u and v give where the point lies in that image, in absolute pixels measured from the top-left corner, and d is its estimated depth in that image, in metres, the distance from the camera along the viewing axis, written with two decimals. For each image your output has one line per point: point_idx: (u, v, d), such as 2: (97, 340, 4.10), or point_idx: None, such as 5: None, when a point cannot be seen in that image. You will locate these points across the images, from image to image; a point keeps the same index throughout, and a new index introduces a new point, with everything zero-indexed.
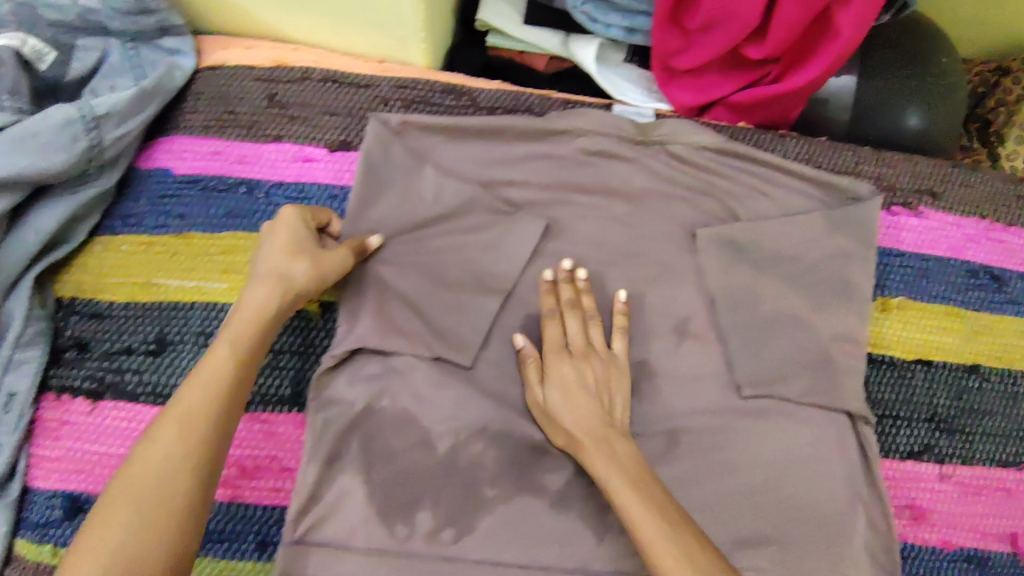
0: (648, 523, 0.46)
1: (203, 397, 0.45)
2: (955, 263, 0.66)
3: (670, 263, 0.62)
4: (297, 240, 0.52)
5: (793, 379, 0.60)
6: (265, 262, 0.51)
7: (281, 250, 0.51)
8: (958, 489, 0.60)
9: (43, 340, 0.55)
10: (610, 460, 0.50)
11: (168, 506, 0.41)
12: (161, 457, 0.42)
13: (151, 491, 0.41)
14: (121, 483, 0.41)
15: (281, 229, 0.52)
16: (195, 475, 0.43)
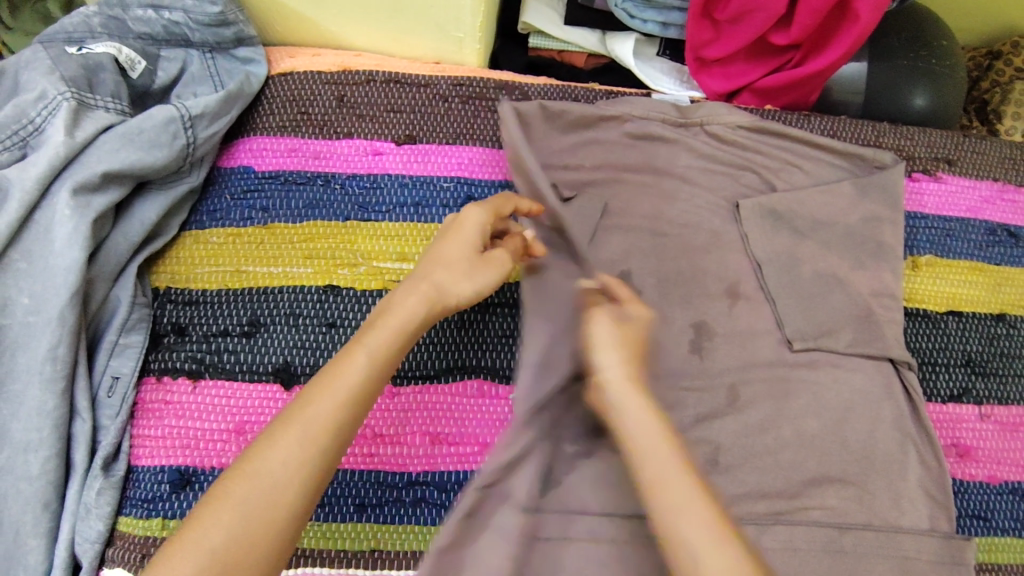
0: (692, 514, 0.41)
1: (330, 407, 0.44)
2: (974, 223, 0.72)
3: (717, 233, 0.68)
4: (473, 247, 0.52)
5: (840, 332, 0.65)
6: (436, 267, 0.51)
7: (462, 257, 0.52)
8: (998, 428, 0.65)
9: (145, 326, 0.59)
10: (638, 429, 0.45)
11: (278, 508, 0.41)
12: (282, 461, 0.42)
13: (266, 493, 0.41)
14: (237, 477, 0.41)
15: (457, 232, 0.52)
16: (309, 483, 0.42)
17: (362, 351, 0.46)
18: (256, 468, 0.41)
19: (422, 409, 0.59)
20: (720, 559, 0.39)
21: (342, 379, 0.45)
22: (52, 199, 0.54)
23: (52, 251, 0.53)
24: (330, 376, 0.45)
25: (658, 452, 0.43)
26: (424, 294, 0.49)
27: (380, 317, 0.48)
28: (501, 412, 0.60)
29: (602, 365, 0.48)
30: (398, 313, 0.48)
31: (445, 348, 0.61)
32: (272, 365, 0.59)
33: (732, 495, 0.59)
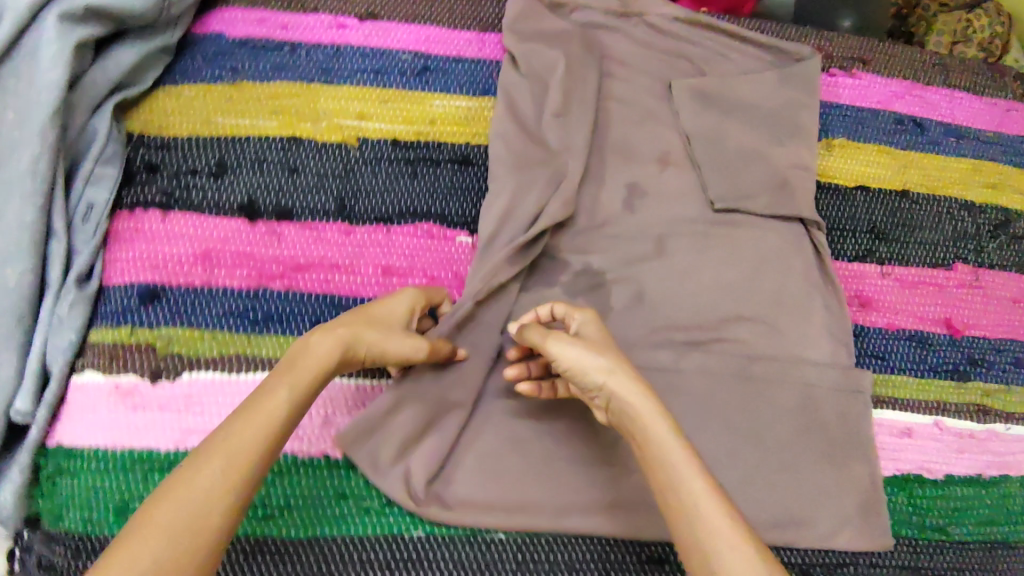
0: (703, 504, 0.46)
1: (255, 435, 0.44)
2: (884, 114, 0.79)
3: (653, 108, 0.74)
4: (396, 311, 0.55)
5: (759, 196, 0.72)
6: (353, 316, 0.53)
7: (376, 319, 0.53)
8: (898, 284, 0.72)
9: (118, 161, 0.63)
10: (671, 469, 0.48)
11: (198, 538, 0.40)
12: (210, 481, 0.42)
13: (189, 520, 0.40)
14: (153, 512, 0.40)
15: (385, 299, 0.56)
16: (229, 510, 0.42)
17: (285, 387, 0.47)
18: (177, 500, 0.41)
19: (374, 245, 0.65)
20: (736, 553, 0.44)
21: (265, 410, 0.45)
22: (38, 27, 0.60)
23: (37, 71, 0.59)
24: (254, 407, 0.46)
25: (665, 459, 0.48)
26: (340, 333, 0.51)
27: (302, 356, 0.49)
28: (447, 249, 0.66)
29: (595, 385, 0.52)
30: (317, 353, 0.49)
31: (398, 195, 0.67)
32: (237, 202, 0.64)
33: (655, 326, 0.66)
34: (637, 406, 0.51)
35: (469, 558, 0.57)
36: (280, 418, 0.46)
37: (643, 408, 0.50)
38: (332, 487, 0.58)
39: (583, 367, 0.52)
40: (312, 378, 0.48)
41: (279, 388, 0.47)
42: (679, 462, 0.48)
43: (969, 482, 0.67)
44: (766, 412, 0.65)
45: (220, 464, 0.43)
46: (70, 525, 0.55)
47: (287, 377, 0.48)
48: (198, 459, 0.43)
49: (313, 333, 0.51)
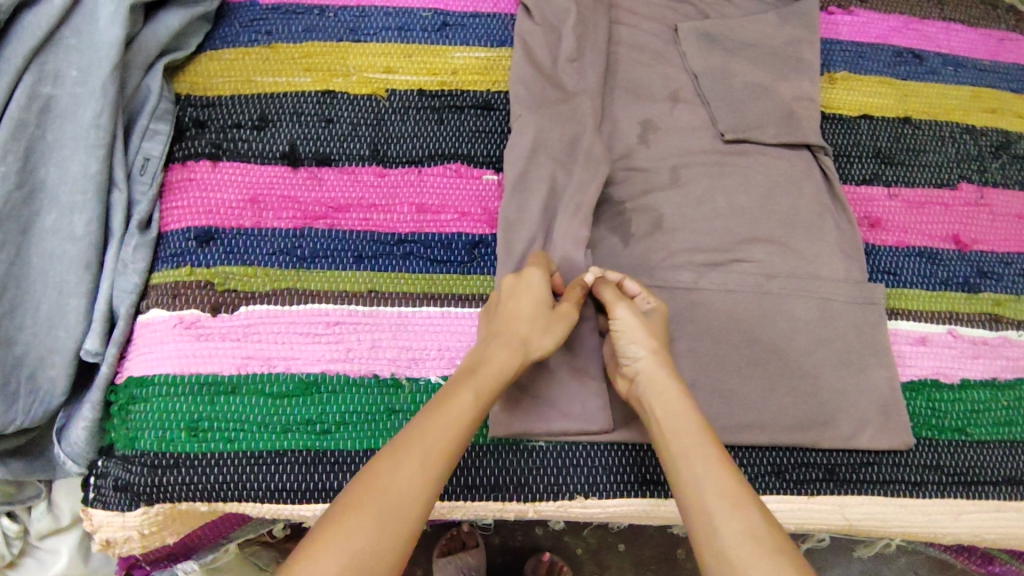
0: (699, 456, 0.51)
1: (442, 438, 0.49)
2: (884, 47, 0.83)
3: (661, 51, 0.78)
4: (541, 304, 0.58)
5: (767, 126, 0.75)
6: (514, 326, 0.57)
7: (528, 312, 0.58)
8: (905, 205, 0.76)
9: (169, 118, 0.69)
10: (676, 420, 0.53)
11: (401, 528, 0.44)
12: (403, 482, 0.46)
13: (394, 508, 0.45)
14: (357, 500, 0.44)
15: (521, 297, 0.59)
16: (428, 502, 0.47)
17: (469, 391, 0.52)
18: (381, 493, 0.45)
19: (408, 185, 0.69)
20: (712, 477, 0.49)
21: (453, 414, 0.50)
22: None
23: (97, 32, 0.65)
24: (444, 408, 0.51)
25: (675, 415, 0.54)
26: (506, 346, 0.56)
27: (480, 363, 0.55)
28: (476, 187, 0.70)
29: (634, 356, 0.58)
30: (498, 363, 0.55)
31: (427, 139, 0.72)
32: (279, 150, 0.69)
33: (674, 249, 0.69)
34: (662, 383, 0.56)
35: (514, 465, 0.61)
36: (462, 424, 0.50)
37: (656, 375, 0.57)
38: (384, 404, 0.62)
39: (620, 331, 0.59)
40: (490, 390, 0.53)
41: (459, 395, 0.52)
42: (675, 406, 0.54)
43: (985, 386, 0.69)
44: (785, 325, 0.68)
45: (413, 462, 0.47)
46: (145, 445, 0.60)
47: (471, 386, 0.53)
48: (392, 458, 0.47)
49: (485, 346, 0.56)
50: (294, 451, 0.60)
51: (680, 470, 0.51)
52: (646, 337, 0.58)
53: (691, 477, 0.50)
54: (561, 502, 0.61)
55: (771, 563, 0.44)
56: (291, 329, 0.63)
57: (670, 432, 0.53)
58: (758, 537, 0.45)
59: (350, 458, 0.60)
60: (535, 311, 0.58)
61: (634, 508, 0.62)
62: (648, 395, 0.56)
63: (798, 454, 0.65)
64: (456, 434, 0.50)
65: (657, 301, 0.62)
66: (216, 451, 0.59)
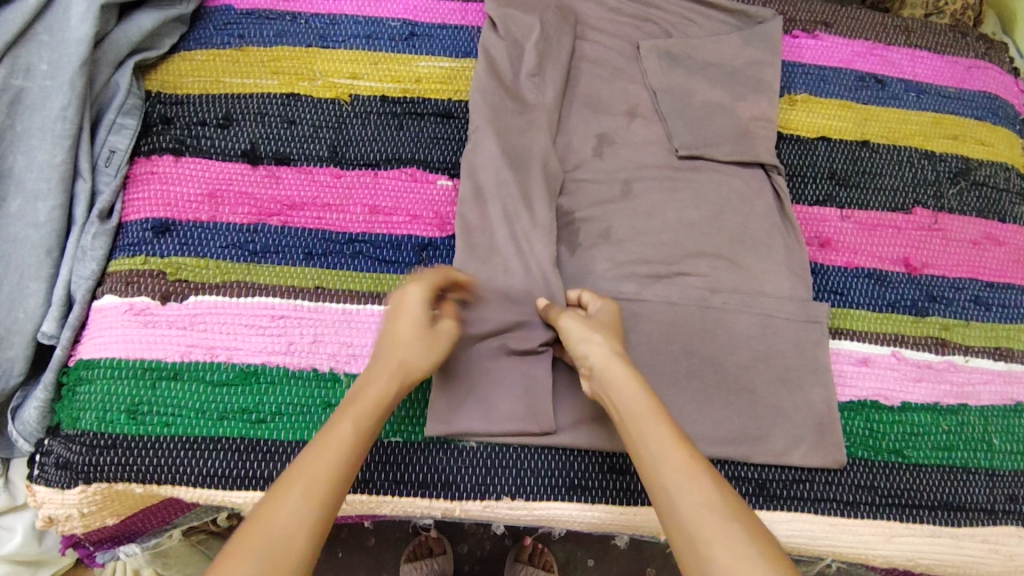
0: (653, 431, 0.52)
1: (324, 468, 0.49)
2: (847, 71, 0.83)
3: (622, 67, 0.80)
4: (420, 323, 0.57)
5: (721, 145, 0.76)
6: (394, 350, 0.56)
7: (410, 331, 0.57)
8: (857, 226, 0.76)
9: (137, 113, 0.72)
10: (631, 403, 0.54)
11: (284, 563, 0.44)
12: (285, 518, 0.46)
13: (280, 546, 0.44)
14: (241, 544, 0.44)
15: (400, 319, 0.57)
16: (314, 533, 0.46)
17: (348, 418, 0.52)
18: (264, 534, 0.45)
19: (363, 188, 0.71)
20: (666, 450, 0.51)
21: (335, 442, 0.50)
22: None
23: (69, 29, 0.68)
24: (328, 437, 0.51)
25: (633, 412, 0.53)
26: (385, 371, 0.55)
27: (361, 391, 0.54)
28: (429, 192, 0.72)
29: (584, 356, 0.58)
30: (378, 387, 0.54)
31: (385, 144, 0.74)
32: (240, 149, 0.71)
33: (620, 261, 0.71)
34: (614, 375, 0.56)
35: (442, 463, 0.63)
36: (346, 452, 0.50)
37: (612, 367, 0.56)
38: (321, 397, 0.63)
39: (574, 334, 0.59)
40: (370, 418, 0.53)
41: (339, 424, 0.52)
42: (629, 391, 0.55)
43: (926, 409, 0.69)
44: (724, 340, 0.68)
45: (294, 495, 0.47)
46: (87, 425, 0.62)
47: (350, 413, 0.52)
48: (277, 494, 0.47)
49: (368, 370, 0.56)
50: (229, 439, 0.61)
51: (639, 446, 0.52)
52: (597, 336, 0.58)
53: (648, 452, 0.51)
54: (488, 502, 0.63)
55: (725, 528, 0.46)
56: (236, 321, 0.65)
57: (625, 411, 0.54)
58: (712, 501, 0.48)
59: (284, 448, 0.62)
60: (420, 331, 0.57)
61: (560, 511, 0.63)
62: (604, 386, 0.56)
63: (730, 468, 0.65)
64: (341, 463, 0.50)
65: (608, 303, 0.63)
66: (155, 434, 0.61)
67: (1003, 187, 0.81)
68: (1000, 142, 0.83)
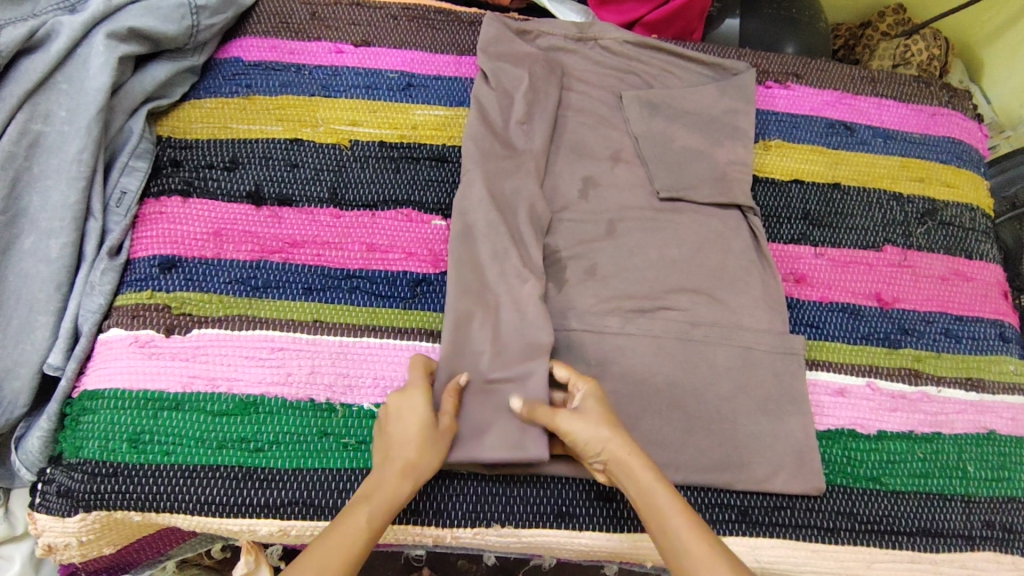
0: (680, 527, 0.53)
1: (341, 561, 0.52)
2: (817, 119, 0.89)
3: (605, 115, 0.85)
4: (423, 422, 0.60)
5: (699, 187, 0.81)
6: (402, 450, 0.59)
7: (415, 435, 0.60)
8: (830, 263, 0.80)
9: (148, 157, 0.76)
10: (657, 498, 0.55)
11: None
12: None
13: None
14: None
15: (405, 422, 0.60)
16: None
17: (363, 514, 0.55)
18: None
19: (361, 227, 0.75)
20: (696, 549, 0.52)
21: (348, 533, 0.53)
22: (89, 42, 0.74)
23: (88, 79, 0.73)
24: (341, 530, 0.54)
25: (653, 504, 0.55)
26: (397, 470, 0.58)
27: (377, 487, 0.57)
28: (424, 231, 0.76)
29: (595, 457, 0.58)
30: (391, 491, 0.57)
31: (382, 186, 0.78)
32: (245, 190, 0.76)
33: (604, 296, 0.74)
34: (635, 469, 0.56)
35: (434, 491, 0.64)
36: (356, 542, 0.53)
37: (632, 462, 0.57)
38: (316, 426, 0.66)
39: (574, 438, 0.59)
40: (383, 515, 0.56)
41: (353, 515, 0.55)
42: (653, 485, 0.56)
43: (902, 438, 0.72)
44: (706, 371, 0.71)
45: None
46: (89, 453, 0.63)
47: (366, 507, 0.56)
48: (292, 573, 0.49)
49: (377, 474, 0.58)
50: (227, 467, 0.63)
51: (673, 544, 0.53)
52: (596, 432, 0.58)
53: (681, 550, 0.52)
54: (478, 529, 0.64)
55: None
56: (237, 353, 0.67)
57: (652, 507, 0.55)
58: None
59: (281, 476, 0.64)
60: (424, 435, 0.60)
61: (547, 538, 0.65)
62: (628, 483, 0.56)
63: (713, 495, 0.67)
64: (352, 552, 0.53)
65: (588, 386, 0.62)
66: (155, 463, 0.63)
67: (969, 226, 0.85)
68: (965, 184, 0.88)
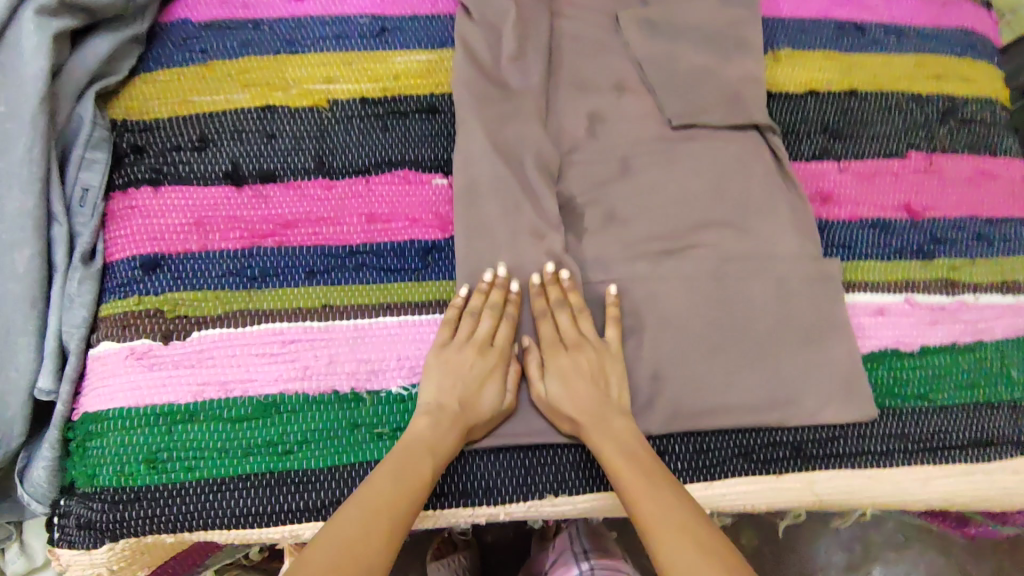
0: (615, 458, 0.58)
1: (405, 501, 0.53)
2: (826, 22, 0.82)
3: (603, 41, 0.77)
4: (474, 383, 0.60)
5: (712, 110, 0.75)
6: (467, 409, 0.59)
7: (476, 388, 0.60)
8: (855, 176, 0.76)
9: (106, 145, 0.68)
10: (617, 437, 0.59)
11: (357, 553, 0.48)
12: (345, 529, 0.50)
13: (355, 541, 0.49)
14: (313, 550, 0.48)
15: (463, 381, 0.60)
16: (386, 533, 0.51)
17: (429, 457, 0.57)
18: (331, 538, 0.49)
19: (357, 197, 0.69)
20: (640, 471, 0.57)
21: (411, 471, 0.55)
22: (16, 23, 0.64)
23: (22, 65, 0.64)
24: (407, 469, 0.55)
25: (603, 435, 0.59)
26: (458, 426, 0.59)
27: (436, 440, 0.58)
28: (426, 192, 0.70)
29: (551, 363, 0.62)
30: (445, 440, 0.58)
31: (371, 148, 0.71)
32: (222, 170, 0.68)
33: (629, 241, 0.69)
34: (570, 405, 0.60)
35: (482, 470, 0.62)
36: (421, 476, 0.55)
37: (571, 384, 0.61)
38: (345, 419, 0.61)
39: (581, 420, 0.60)
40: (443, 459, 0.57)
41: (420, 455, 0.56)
42: (598, 416, 0.60)
43: (946, 351, 0.70)
44: (743, 306, 0.68)
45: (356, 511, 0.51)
46: (104, 480, 0.58)
47: (431, 458, 0.57)
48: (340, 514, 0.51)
49: (437, 427, 0.58)
50: (256, 475, 0.59)
51: (623, 472, 0.57)
52: (603, 437, 0.59)
53: (626, 475, 0.57)
54: (531, 503, 0.62)
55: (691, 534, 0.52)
56: (245, 351, 0.62)
57: (604, 438, 0.59)
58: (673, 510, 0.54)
59: (315, 476, 0.59)
60: (475, 388, 0.60)
61: (602, 502, 0.63)
62: (557, 400, 0.61)
63: (765, 434, 0.66)
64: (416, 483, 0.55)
65: (615, 325, 0.64)
66: (177, 481, 0.58)
67: (990, 121, 0.81)
68: (982, 76, 0.83)
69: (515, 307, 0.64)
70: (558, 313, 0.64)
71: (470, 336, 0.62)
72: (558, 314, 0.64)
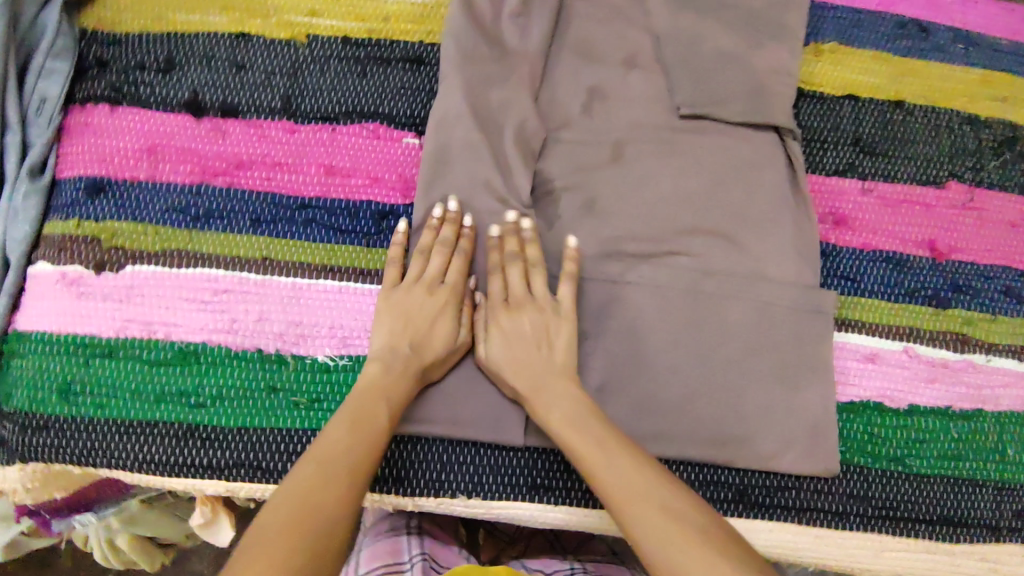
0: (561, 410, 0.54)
1: (361, 449, 0.50)
2: (886, 17, 0.71)
3: (621, 7, 0.69)
4: (425, 324, 0.57)
5: (729, 103, 0.66)
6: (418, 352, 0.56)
7: (424, 330, 0.57)
8: (879, 201, 0.67)
9: (69, 55, 0.64)
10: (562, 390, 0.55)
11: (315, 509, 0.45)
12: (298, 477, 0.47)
13: (314, 495, 0.46)
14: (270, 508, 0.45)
15: (414, 321, 0.57)
16: (351, 488, 0.48)
17: (383, 401, 0.53)
18: (284, 492, 0.46)
19: (319, 146, 0.64)
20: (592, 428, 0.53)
21: (367, 422, 0.52)
22: None
23: None
24: (363, 417, 0.52)
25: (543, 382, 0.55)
26: (409, 369, 0.55)
27: (390, 387, 0.54)
28: (393, 152, 0.64)
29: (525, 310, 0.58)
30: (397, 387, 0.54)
31: (345, 94, 0.65)
32: (182, 98, 0.64)
33: (604, 237, 0.63)
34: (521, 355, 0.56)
35: (396, 457, 0.58)
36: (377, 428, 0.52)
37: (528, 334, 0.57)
38: (264, 381, 0.58)
39: (533, 376, 0.56)
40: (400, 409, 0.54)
41: (375, 405, 0.53)
42: (542, 364, 0.56)
43: (935, 414, 0.62)
44: (715, 329, 0.61)
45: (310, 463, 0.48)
46: (18, 403, 0.58)
47: (386, 403, 0.53)
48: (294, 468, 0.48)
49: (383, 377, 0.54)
50: (165, 424, 0.57)
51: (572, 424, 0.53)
52: (553, 395, 0.55)
53: (577, 426, 0.53)
54: (443, 499, 0.59)
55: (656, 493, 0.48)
56: (176, 294, 0.59)
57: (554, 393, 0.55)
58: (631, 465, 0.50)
59: (225, 435, 0.58)
60: (423, 331, 0.57)
61: (518, 513, 0.59)
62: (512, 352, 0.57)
63: (710, 472, 0.60)
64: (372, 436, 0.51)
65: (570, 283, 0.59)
66: (88, 417, 0.57)
67: None
68: None
69: (467, 243, 0.60)
70: (535, 267, 0.59)
71: (419, 275, 0.59)
72: (530, 266, 0.59)
